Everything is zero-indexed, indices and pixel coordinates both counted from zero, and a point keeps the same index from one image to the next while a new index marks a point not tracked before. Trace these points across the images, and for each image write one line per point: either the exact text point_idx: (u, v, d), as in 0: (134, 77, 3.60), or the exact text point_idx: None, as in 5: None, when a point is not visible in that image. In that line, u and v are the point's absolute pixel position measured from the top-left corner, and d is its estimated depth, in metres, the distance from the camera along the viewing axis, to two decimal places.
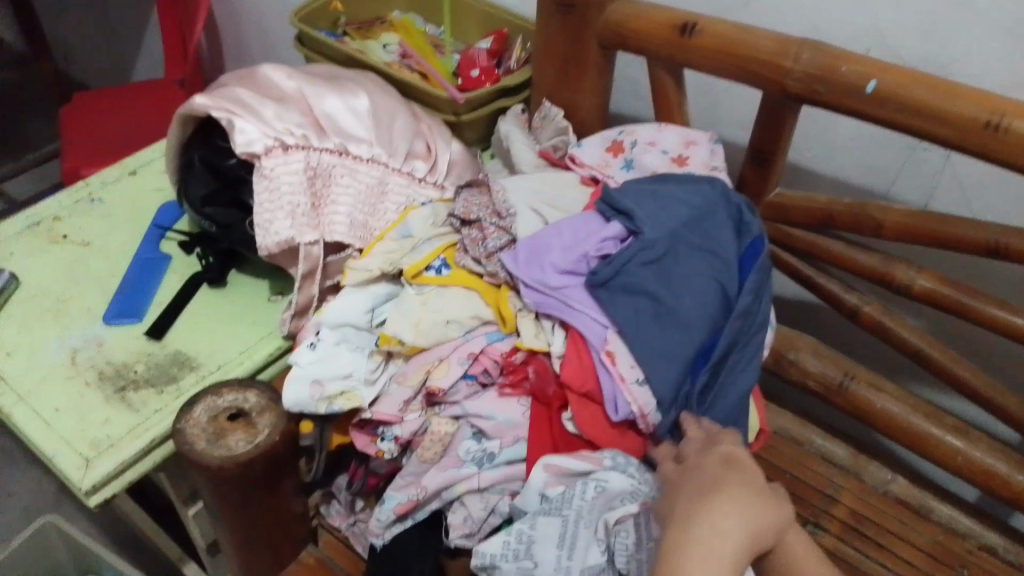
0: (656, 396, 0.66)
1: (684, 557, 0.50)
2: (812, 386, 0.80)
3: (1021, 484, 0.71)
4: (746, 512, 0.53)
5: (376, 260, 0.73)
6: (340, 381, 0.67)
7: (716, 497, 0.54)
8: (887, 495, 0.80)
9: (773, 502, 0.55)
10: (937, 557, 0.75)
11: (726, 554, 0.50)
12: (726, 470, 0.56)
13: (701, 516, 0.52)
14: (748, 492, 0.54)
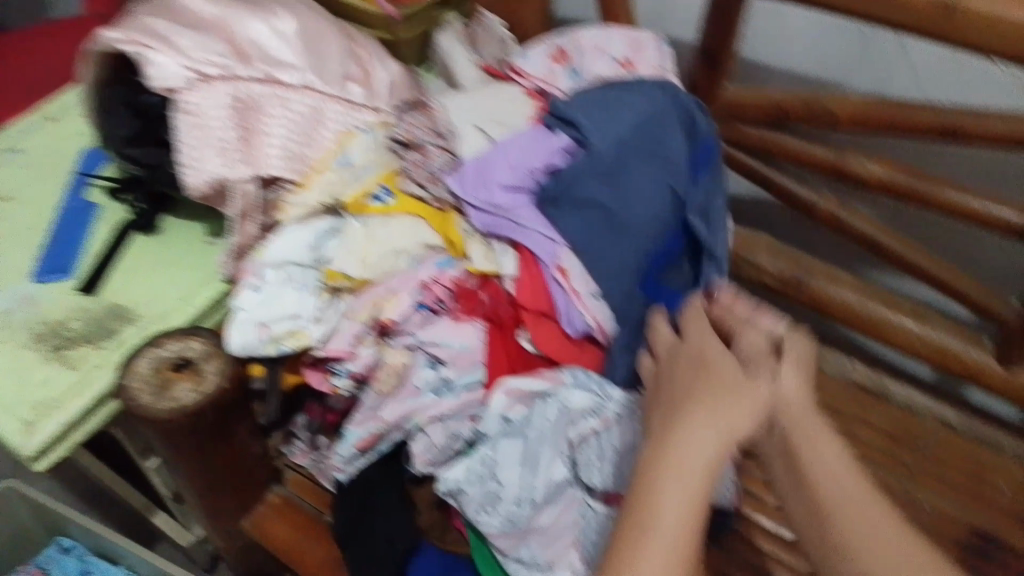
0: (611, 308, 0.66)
1: (659, 470, 0.48)
2: (769, 284, 0.79)
3: (976, 361, 0.72)
4: (721, 412, 0.50)
5: (316, 193, 0.68)
6: (287, 322, 0.64)
7: (692, 402, 0.51)
8: (846, 383, 0.81)
9: (751, 401, 0.52)
10: (894, 436, 0.77)
11: (702, 460, 0.48)
12: (702, 368, 0.54)
13: (676, 426, 0.50)
14: (722, 395, 0.51)
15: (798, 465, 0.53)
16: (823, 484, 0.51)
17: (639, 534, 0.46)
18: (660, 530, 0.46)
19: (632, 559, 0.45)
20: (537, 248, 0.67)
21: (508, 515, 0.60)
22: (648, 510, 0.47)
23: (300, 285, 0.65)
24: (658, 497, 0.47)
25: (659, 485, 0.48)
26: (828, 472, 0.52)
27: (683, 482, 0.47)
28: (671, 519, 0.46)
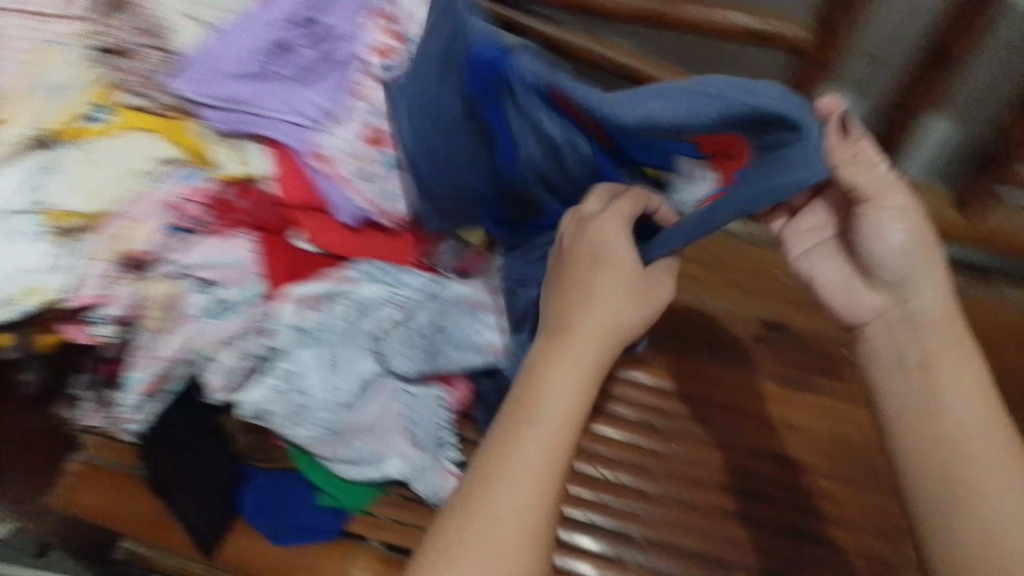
0: (407, 189, 0.61)
1: (552, 369, 0.49)
2: None
3: None
4: (612, 313, 0.52)
5: (16, 127, 0.54)
6: (12, 278, 0.52)
7: (587, 299, 0.52)
8: None
9: (643, 296, 0.54)
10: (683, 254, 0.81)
11: (590, 360, 0.50)
12: (599, 256, 0.54)
13: (570, 326, 0.51)
14: (617, 291, 0.53)
15: (908, 371, 0.53)
16: (961, 417, 0.51)
17: (525, 428, 0.46)
18: (547, 425, 0.46)
19: (515, 447, 0.46)
20: (293, 141, 0.58)
21: (323, 425, 0.59)
22: (536, 404, 0.47)
23: (19, 232, 0.53)
24: (546, 392, 0.48)
25: (550, 383, 0.48)
26: (920, 399, 0.52)
27: (572, 383, 0.48)
28: (556, 419, 0.47)
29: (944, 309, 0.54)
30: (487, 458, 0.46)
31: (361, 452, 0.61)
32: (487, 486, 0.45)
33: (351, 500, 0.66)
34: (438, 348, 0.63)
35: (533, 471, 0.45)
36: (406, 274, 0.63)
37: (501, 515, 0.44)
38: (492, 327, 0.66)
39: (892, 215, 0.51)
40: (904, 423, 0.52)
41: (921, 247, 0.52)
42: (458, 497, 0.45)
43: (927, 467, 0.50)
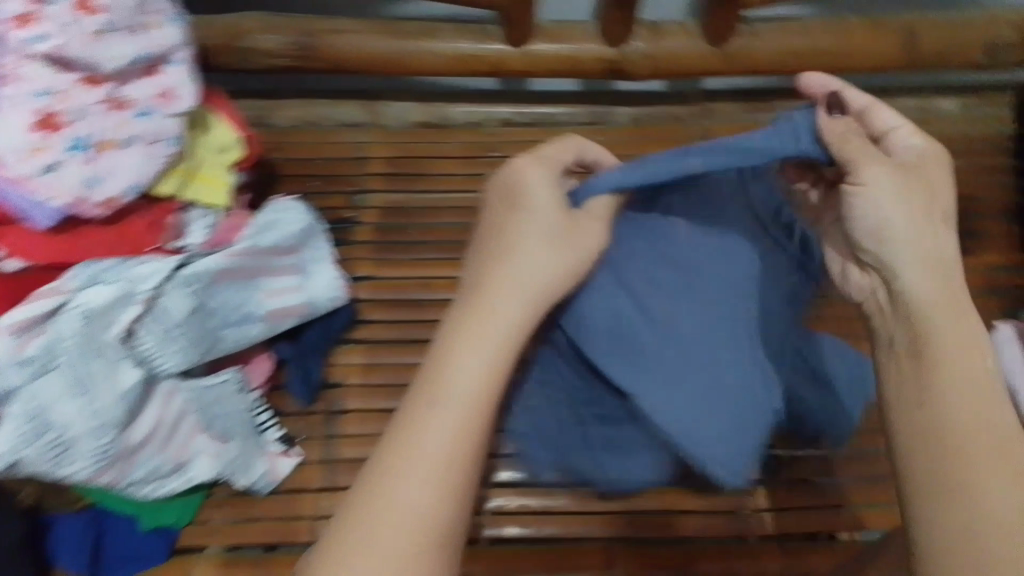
0: (119, 176, 0.54)
1: (466, 338, 0.46)
2: (280, 65, 0.68)
3: (509, 58, 0.68)
4: (526, 265, 0.47)
5: None
6: None
7: (502, 250, 0.48)
8: (405, 126, 0.77)
9: (571, 239, 0.48)
10: (469, 156, 0.76)
11: (506, 326, 0.46)
12: (511, 200, 0.49)
13: (487, 282, 0.47)
14: (539, 240, 0.47)
15: (908, 362, 0.44)
16: (966, 419, 0.42)
17: (431, 405, 0.45)
18: (454, 400, 0.45)
19: (416, 428, 0.44)
20: None
21: (93, 454, 0.54)
22: (444, 380, 0.45)
23: None
24: (455, 367, 0.45)
25: (461, 355, 0.45)
26: (932, 398, 0.42)
27: (487, 357, 0.45)
28: (464, 395, 0.45)
29: (942, 276, 0.44)
30: (391, 436, 0.45)
31: (158, 466, 0.59)
32: (385, 471, 0.43)
33: (171, 517, 0.62)
34: (214, 333, 0.59)
35: (434, 450, 0.44)
36: (138, 266, 0.57)
37: (398, 498, 0.42)
38: (267, 293, 0.61)
39: (880, 181, 0.44)
40: (909, 424, 0.43)
41: (897, 213, 0.44)
42: (361, 477, 0.45)
43: (926, 485, 0.41)
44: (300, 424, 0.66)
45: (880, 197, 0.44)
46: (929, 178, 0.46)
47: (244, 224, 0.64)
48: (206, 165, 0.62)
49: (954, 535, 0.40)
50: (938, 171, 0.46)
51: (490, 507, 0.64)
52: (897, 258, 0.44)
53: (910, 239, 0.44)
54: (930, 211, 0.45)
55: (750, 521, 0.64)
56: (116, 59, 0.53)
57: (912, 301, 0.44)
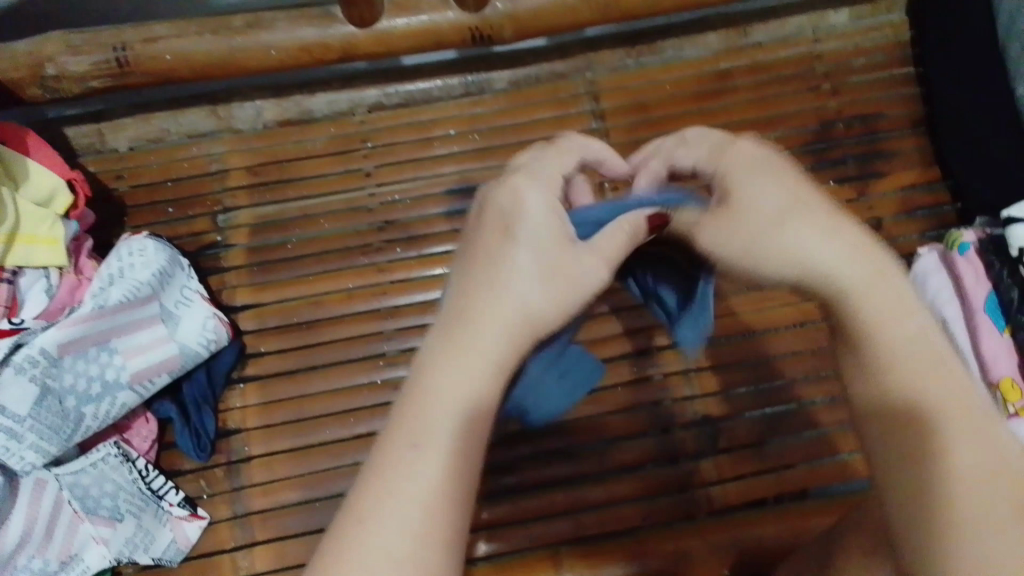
0: None
1: (450, 364, 0.34)
2: (101, 87, 0.60)
3: (357, 40, 0.61)
4: (522, 286, 0.36)
5: None
6: None
7: (496, 278, 0.36)
8: (264, 127, 0.69)
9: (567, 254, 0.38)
10: (339, 151, 0.68)
11: (496, 349, 0.35)
12: (508, 222, 0.38)
13: (470, 313, 0.35)
14: (527, 256, 0.37)
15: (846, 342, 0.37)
16: (930, 386, 0.34)
17: (414, 432, 0.32)
18: (443, 414, 0.33)
19: (390, 469, 0.32)
20: None
21: None
22: (428, 406, 0.33)
23: None
24: (427, 395, 0.33)
25: (447, 383, 0.33)
26: (887, 384, 0.35)
27: (478, 376, 0.34)
28: (451, 419, 0.33)
29: (850, 243, 0.37)
30: (370, 490, 0.31)
31: (42, 567, 0.53)
32: (374, 531, 0.30)
33: None
34: (75, 413, 0.53)
35: (425, 481, 0.31)
36: None
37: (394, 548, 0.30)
38: (128, 354, 0.54)
39: (726, 236, 0.39)
40: (864, 401, 0.36)
41: (780, 237, 0.37)
42: (328, 540, 0.31)
43: (891, 466, 0.34)
44: (199, 482, 0.59)
45: (735, 239, 0.39)
46: (744, 180, 0.39)
47: (89, 281, 0.57)
48: (26, 222, 0.54)
49: (928, 527, 0.32)
50: (761, 175, 0.39)
51: (481, 519, 0.61)
52: (784, 276, 0.38)
53: (804, 235, 0.37)
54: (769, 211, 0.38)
55: (698, 499, 0.62)
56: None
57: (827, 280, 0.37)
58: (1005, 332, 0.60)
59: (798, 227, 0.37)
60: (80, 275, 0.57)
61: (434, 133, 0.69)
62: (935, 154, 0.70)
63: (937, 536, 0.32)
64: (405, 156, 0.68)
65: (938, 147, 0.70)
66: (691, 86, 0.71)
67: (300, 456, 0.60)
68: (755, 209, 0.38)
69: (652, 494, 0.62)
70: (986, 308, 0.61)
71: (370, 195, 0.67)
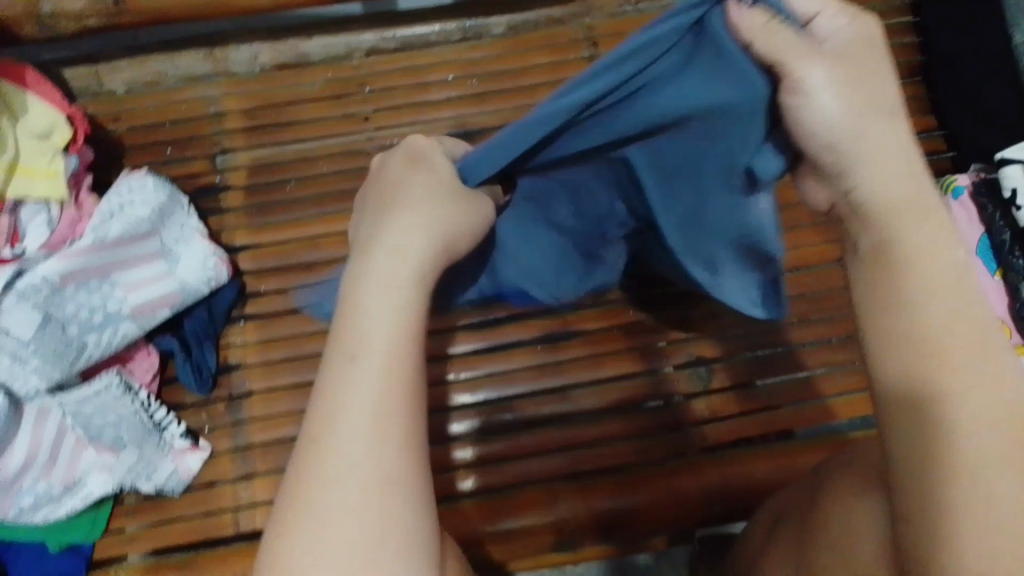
0: None
1: (364, 296, 0.35)
2: (100, 26, 0.61)
3: None
4: (423, 213, 0.37)
5: None
6: None
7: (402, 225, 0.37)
8: (261, 71, 0.70)
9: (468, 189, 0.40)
10: (335, 94, 0.69)
11: (405, 281, 0.35)
12: (408, 179, 0.40)
13: (375, 257, 0.36)
14: (431, 184, 0.39)
15: (873, 281, 0.36)
16: (951, 339, 0.33)
17: (346, 378, 0.33)
18: (369, 357, 0.34)
19: (335, 386, 0.34)
20: None
21: None
22: (357, 337, 0.34)
23: None
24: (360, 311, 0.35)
25: (366, 326, 0.34)
26: (911, 360, 0.34)
27: (393, 311, 0.35)
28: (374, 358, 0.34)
29: (906, 171, 0.35)
30: (314, 443, 0.33)
31: (45, 491, 0.55)
32: (324, 482, 0.32)
33: (77, 535, 0.56)
34: (77, 340, 0.53)
35: (358, 412, 0.33)
36: None
37: (345, 500, 0.31)
38: (128, 287, 0.55)
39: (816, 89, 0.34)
40: (884, 365, 0.35)
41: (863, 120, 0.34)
42: (286, 492, 0.32)
43: (908, 417, 0.34)
44: (201, 416, 0.61)
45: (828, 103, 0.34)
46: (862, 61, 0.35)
47: (89, 216, 0.57)
48: (25, 155, 0.55)
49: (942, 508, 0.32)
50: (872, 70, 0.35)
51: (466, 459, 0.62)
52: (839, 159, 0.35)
53: (867, 144, 0.35)
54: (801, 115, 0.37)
55: (689, 437, 0.63)
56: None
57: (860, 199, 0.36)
58: (996, 275, 0.62)
59: (881, 124, 0.35)
60: (81, 209, 0.57)
61: (430, 77, 0.69)
62: (932, 102, 0.70)
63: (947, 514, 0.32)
64: (402, 100, 0.69)
65: (934, 95, 0.70)
66: None
67: (300, 391, 0.61)
68: (854, 83, 0.34)
69: (644, 432, 0.63)
70: (979, 250, 0.63)
71: (369, 139, 0.68)
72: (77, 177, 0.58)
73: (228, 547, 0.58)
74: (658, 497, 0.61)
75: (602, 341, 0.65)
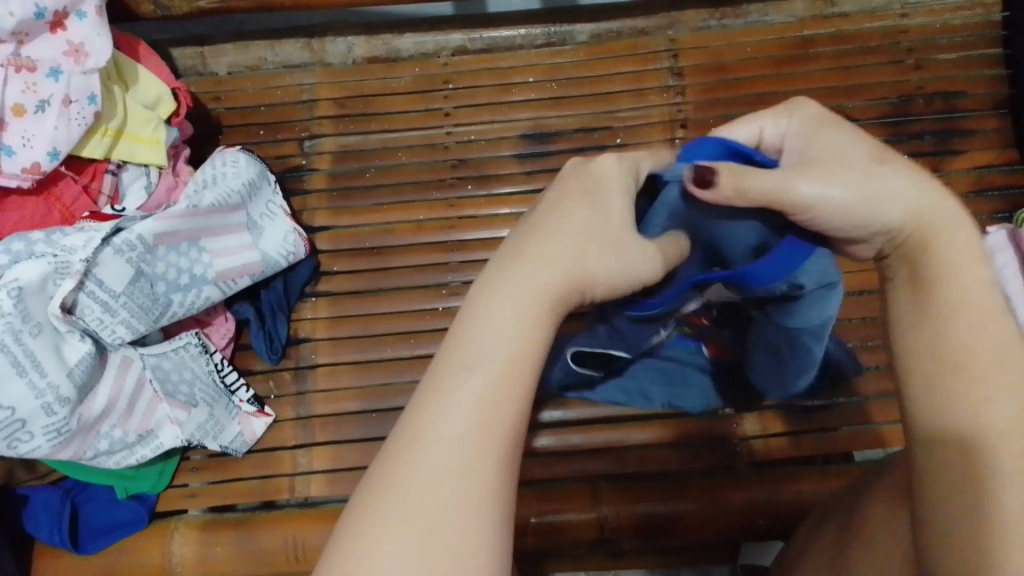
0: (53, 142, 0.53)
1: (489, 318, 0.28)
2: (208, 7, 0.64)
3: None
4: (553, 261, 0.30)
5: None
6: None
7: (557, 224, 0.31)
8: (354, 64, 0.73)
9: (577, 247, 0.31)
10: (419, 90, 0.71)
11: (554, 287, 0.29)
12: (587, 192, 0.33)
13: (530, 249, 0.30)
14: (565, 244, 0.30)
15: (908, 319, 0.34)
16: (980, 372, 0.31)
17: (461, 370, 0.27)
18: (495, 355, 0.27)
19: (438, 398, 0.26)
20: None
21: (47, 431, 0.52)
22: (472, 346, 0.27)
23: None
24: (483, 330, 0.28)
25: (489, 328, 0.28)
26: (940, 401, 0.32)
27: (526, 301, 0.28)
28: (487, 376, 0.27)
29: (923, 198, 0.34)
30: (405, 445, 0.26)
31: (121, 437, 0.57)
32: (402, 507, 0.25)
33: (145, 485, 0.60)
34: (163, 299, 0.57)
35: (457, 434, 0.26)
36: (69, 236, 0.54)
37: (439, 522, 0.24)
38: (215, 254, 0.59)
39: (852, 172, 0.34)
40: (924, 419, 0.32)
41: (882, 172, 0.34)
42: (352, 512, 0.25)
43: (942, 488, 0.31)
44: (269, 383, 0.63)
45: (872, 195, 0.34)
46: (813, 134, 0.36)
47: (184, 184, 0.61)
48: (133, 121, 0.58)
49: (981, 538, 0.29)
50: (832, 130, 0.36)
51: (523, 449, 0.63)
52: (894, 220, 0.34)
53: (877, 201, 0.34)
54: (811, 151, 0.35)
55: (738, 449, 0.62)
56: (9, 17, 0.52)
57: (901, 233, 0.34)
58: None
59: (896, 179, 0.34)
60: (178, 177, 0.62)
61: (512, 80, 0.71)
62: (1016, 136, 0.69)
63: (985, 540, 0.29)
64: (483, 100, 0.71)
65: (1018, 129, 0.68)
66: (771, 50, 0.71)
67: (360, 369, 0.63)
68: (843, 149, 0.35)
69: (696, 439, 0.62)
70: None
71: (447, 134, 0.70)
72: (178, 149, 0.63)
73: (282, 509, 0.60)
74: (700, 510, 0.59)
75: None
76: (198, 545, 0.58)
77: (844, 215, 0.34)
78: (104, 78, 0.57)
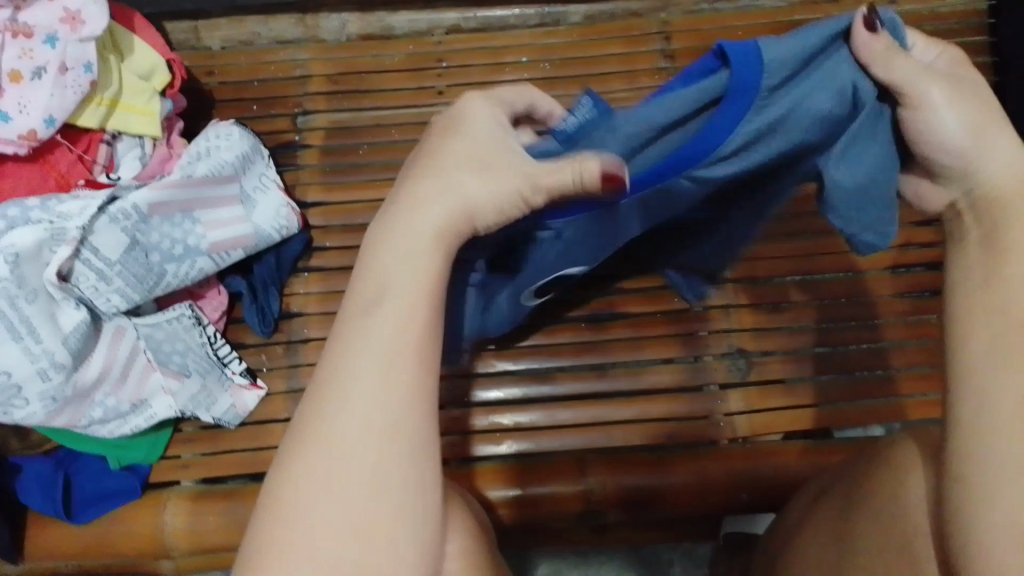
0: (49, 108, 0.53)
1: (386, 273, 0.31)
2: None
3: None
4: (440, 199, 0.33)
5: None
6: None
7: (437, 159, 0.34)
8: (348, 40, 0.73)
9: (451, 174, 0.33)
10: (413, 68, 0.72)
11: (436, 237, 0.32)
12: (448, 123, 0.36)
13: (415, 198, 0.33)
14: (450, 176, 0.33)
15: (966, 274, 0.36)
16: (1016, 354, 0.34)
17: (364, 320, 0.30)
18: (386, 314, 0.30)
19: (342, 356, 0.30)
20: None
21: (42, 397, 0.53)
22: (374, 298, 0.30)
23: None
24: (379, 284, 0.31)
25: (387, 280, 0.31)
26: (974, 369, 0.35)
27: (411, 261, 0.31)
28: (388, 330, 0.30)
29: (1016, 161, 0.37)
30: (318, 403, 0.29)
31: (115, 406, 0.58)
32: (326, 458, 0.28)
33: (138, 454, 0.60)
34: (158, 269, 0.57)
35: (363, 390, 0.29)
36: (65, 203, 0.54)
37: (345, 470, 0.28)
38: (209, 226, 0.59)
39: (966, 118, 0.36)
40: (957, 390, 0.35)
41: (993, 137, 0.37)
42: (281, 456, 0.29)
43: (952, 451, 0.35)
44: (260, 356, 0.64)
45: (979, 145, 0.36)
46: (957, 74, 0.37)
47: (178, 155, 0.61)
48: (128, 91, 0.58)
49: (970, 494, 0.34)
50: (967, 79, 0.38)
51: (508, 424, 0.63)
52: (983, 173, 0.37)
53: (980, 153, 0.37)
54: (949, 78, 0.37)
55: (720, 425, 0.63)
56: None
57: (982, 190, 0.37)
58: None
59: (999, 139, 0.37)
60: (172, 149, 0.62)
61: (504, 59, 0.71)
62: None
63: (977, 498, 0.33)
64: (476, 78, 0.71)
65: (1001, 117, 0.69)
66: (762, 34, 0.72)
67: None
68: (971, 94, 0.37)
69: (681, 415, 0.63)
70: None
71: (440, 112, 0.70)
72: (171, 121, 0.63)
73: None
74: (686, 483, 0.61)
75: (648, 325, 0.65)
76: (189, 515, 0.58)
77: (955, 155, 0.37)
78: (100, 47, 0.57)
